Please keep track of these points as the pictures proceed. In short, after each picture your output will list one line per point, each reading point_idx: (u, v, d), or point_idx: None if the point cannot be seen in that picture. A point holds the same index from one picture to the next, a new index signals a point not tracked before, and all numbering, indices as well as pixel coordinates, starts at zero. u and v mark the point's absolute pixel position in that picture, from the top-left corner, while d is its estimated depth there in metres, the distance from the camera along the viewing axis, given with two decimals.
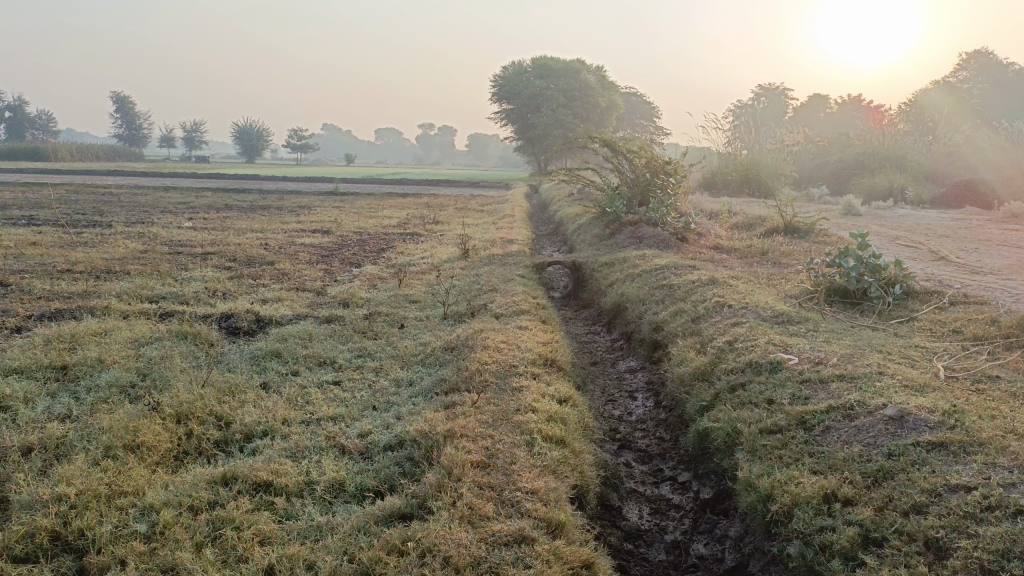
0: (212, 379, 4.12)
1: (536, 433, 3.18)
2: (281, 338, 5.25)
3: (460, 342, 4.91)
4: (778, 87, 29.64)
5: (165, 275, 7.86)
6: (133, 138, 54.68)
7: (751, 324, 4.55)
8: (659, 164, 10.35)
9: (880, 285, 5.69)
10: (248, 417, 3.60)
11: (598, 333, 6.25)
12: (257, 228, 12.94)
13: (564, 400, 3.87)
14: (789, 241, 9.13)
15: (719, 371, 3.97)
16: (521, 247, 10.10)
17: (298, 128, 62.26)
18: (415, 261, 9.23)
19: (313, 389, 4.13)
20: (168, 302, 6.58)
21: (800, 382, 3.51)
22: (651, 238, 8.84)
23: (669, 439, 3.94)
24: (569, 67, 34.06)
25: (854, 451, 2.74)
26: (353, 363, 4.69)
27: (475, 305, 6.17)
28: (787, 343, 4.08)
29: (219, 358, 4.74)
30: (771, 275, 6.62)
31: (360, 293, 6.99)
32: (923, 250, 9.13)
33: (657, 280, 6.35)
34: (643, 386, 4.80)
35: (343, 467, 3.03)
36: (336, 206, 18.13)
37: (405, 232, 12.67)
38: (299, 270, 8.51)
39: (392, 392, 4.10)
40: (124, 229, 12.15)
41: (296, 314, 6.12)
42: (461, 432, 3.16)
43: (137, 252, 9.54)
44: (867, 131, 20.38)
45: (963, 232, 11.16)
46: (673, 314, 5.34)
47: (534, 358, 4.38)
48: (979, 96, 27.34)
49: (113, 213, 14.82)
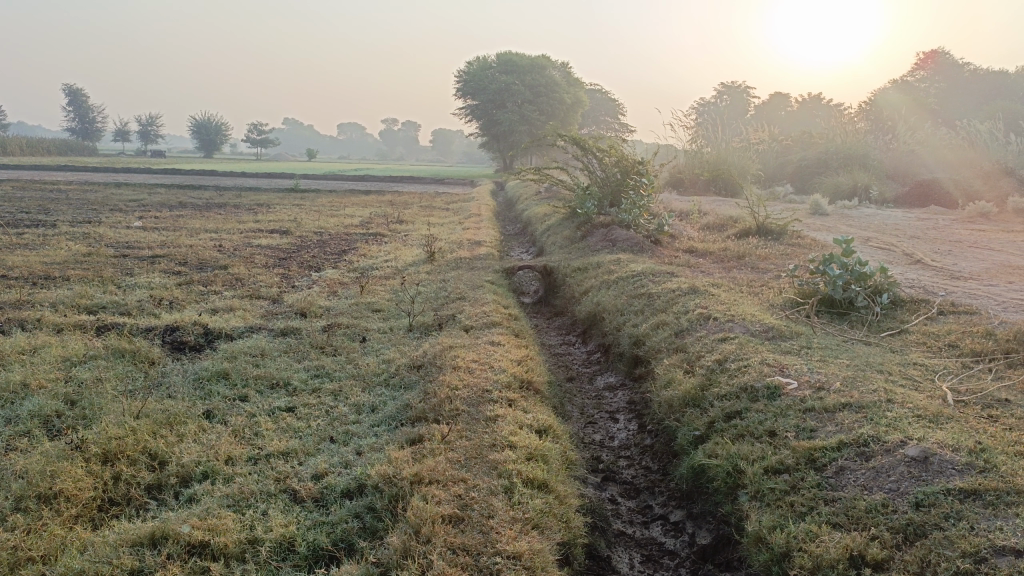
0: (147, 409, 3.67)
1: (515, 476, 2.82)
2: (230, 356, 4.80)
3: (427, 361, 4.51)
4: (741, 84, 29.68)
5: (107, 282, 7.32)
6: (86, 131, 53.01)
7: (740, 341, 4.23)
8: (630, 164, 10.06)
9: (866, 295, 5.42)
10: (186, 456, 3.18)
11: (573, 345, 5.90)
12: (211, 228, 12.35)
13: (543, 430, 3.51)
14: (764, 243, 8.88)
15: (710, 396, 3.64)
16: (489, 249, 9.73)
17: (258, 123, 61.06)
18: (378, 264, 8.79)
19: (262, 419, 3.70)
20: (108, 313, 6.07)
21: (802, 410, 3.20)
22: (624, 241, 8.53)
23: (657, 471, 3.59)
24: (534, 63, 33.74)
25: (876, 500, 2.44)
26: (309, 385, 4.26)
27: (442, 315, 5.78)
28: (783, 364, 3.76)
29: (159, 381, 4.28)
30: (751, 283, 6.34)
31: (319, 302, 6.54)
32: (898, 253, 8.96)
33: (635, 289, 6.01)
34: (625, 406, 4.46)
35: (295, 520, 2.63)
36: (296, 203, 17.55)
37: (368, 232, 12.21)
38: (254, 275, 8.03)
39: (352, 420, 3.70)
40: (68, 229, 11.50)
41: (249, 326, 5.66)
42: (430, 477, 2.79)
43: (80, 255, 8.94)
44: (830, 130, 20.38)
45: (932, 232, 11.08)
46: (654, 327, 5.00)
47: (508, 381, 4.01)
48: (937, 95, 27.71)
49: (58, 211, 14.09)
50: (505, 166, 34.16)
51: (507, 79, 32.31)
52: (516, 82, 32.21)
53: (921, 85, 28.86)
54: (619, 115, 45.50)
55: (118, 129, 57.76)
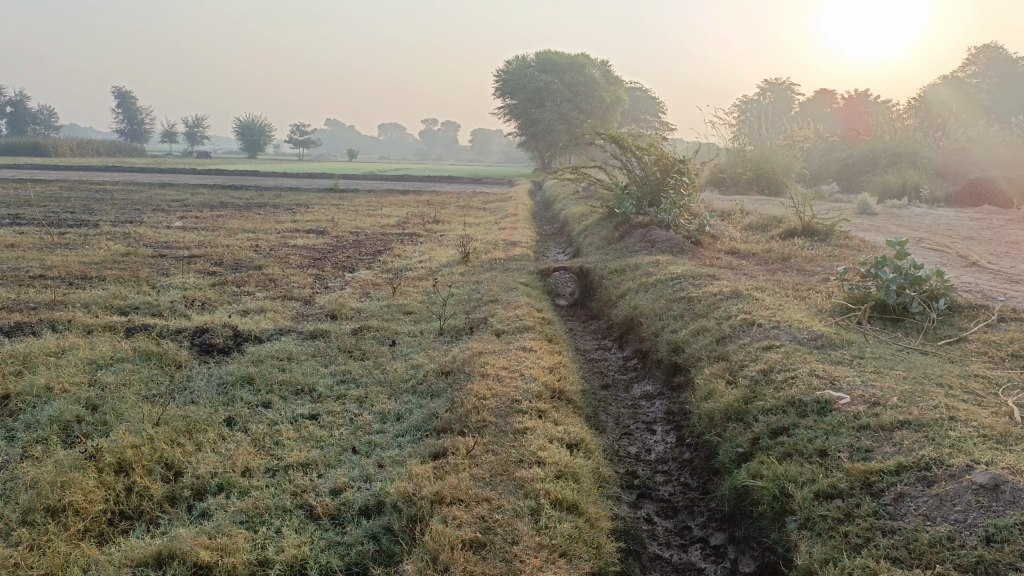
0: (167, 415, 3.58)
1: (543, 497, 2.64)
2: (257, 360, 4.69)
3: (455, 368, 4.35)
4: (785, 81, 29.07)
5: (142, 282, 7.32)
6: (135, 132, 54.20)
7: (787, 349, 3.98)
8: (670, 162, 9.78)
9: (922, 300, 5.11)
10: (202, 467, 3.06)
11: (608, 350, 5.69)
12: (249, 228, 12.38)
13: (576, 443, 3.32)
14: (810, 244, 8.55)
15: (755, 410, 3.41)
16: (525, 250, 9.56)
17: (300, 124, 61.82)
18: (412, 265, 8.67)
19: (284, 427, 3.57)
20: (140, 314, 6.03)
21: (855, 428, 2.96)
22: (663, 242, 8.27)
23: (697, 489, 3.38)
24: (574, 62, 33.47)
25: (941, 533, 2.21)
26: (334, 391, 4.13)
27: (474, 319, 5.63)
28: (833, 375, 3.51)
29: (183, 386, 4.19)
30: (797, 287, 6.05)
31: (350, 303, 6.44)
32: (952, 255, 8.54)
33: (674, 292, 5.78)
34: (662, 417, 4.25)
35: (308, 539, 2.49)
36: (335, 202, 17.60)
37: (404, 232, 12.13)
38: (287, 275, 7.97)
39: (376, 430, 3.55)
40: (110, 229, 11.63)
41: (278, 329, 5.57)
42: (452, 495, 2.63)
43: (119, 255, 9.00)
44: (877, 127, 19.77)
45: (988, 233, 10.58)
46: (694, 333, 4.77)
47: (540, 391, 3.82)
48: (989, 91, 26.80)
49: (102, 211, 14.29)
50: (543, 166, 33.94)
51: (547, 77, 32.11)
52: (554, 81, 31.96)
53: (972, 81, 27.95)
54: (660, 113, 44.89)
55: (164, 131, 58.97)
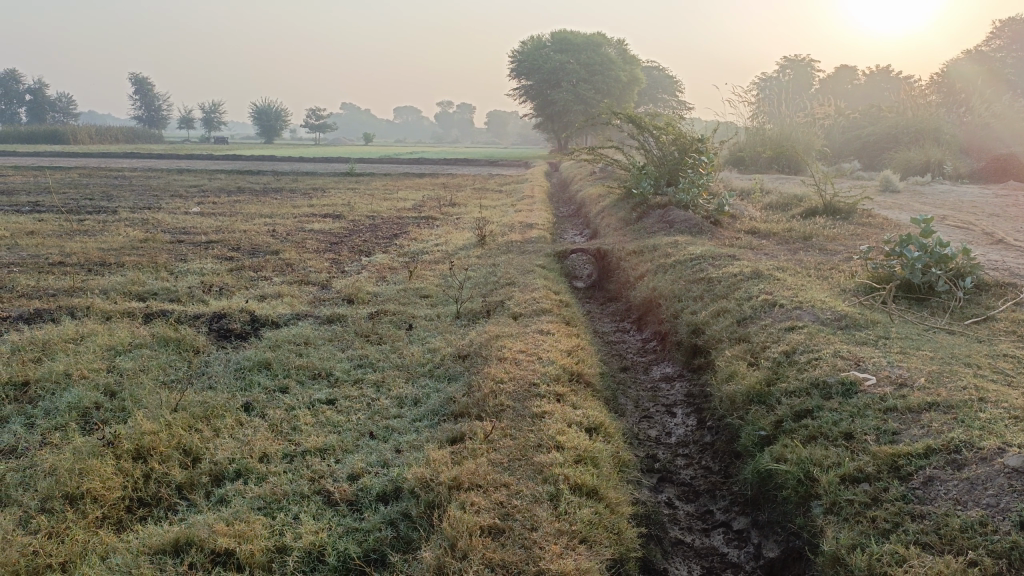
0: (185, 401, 3.58)
1: (562, 482, 2.60)
2: (274, 345, 4.69)
3: (473, 352, 4.32)
4: (804, 58, 28.62)
5: (161, 268, 7.34)
6: (153, 119, 54.48)
7: (810, 330, 3.90)
8: (688, 142, 9.65)
9: (948, 278, 5.00)
10: (219, 453, 3.06)
11: (627, 332, 5.64)
12: (266, 212, 12.41)
13: (595, 427, 3.28)
14: (831, 223, 8.41)
15: (777, 392, 3.35)
16: (542, 232, 9.50)
17: (316, 109, 61.84)
18: (428, 248, 8.64)
19: (301, 412, 3.56)
20: (158, 300, 6.05)
21: (882, 410, 2.89)
22: (682, 222, 8.17)
23: (718, 472, 3.33)
24: (590, 42, 33.15)
25: (972, 518, 2.14)
26: (351, 376, 4.10)
27: (491, 302, 5.58)
28: (858, 357, 3.43)
29: (201, 371, 4.19)
30: (820, 266, 5.95)
31: (367, 287, 6.41)
32: (977, 232, 8.37)
33: (693, 273, 5.70)
34: (683, 400, 4.19)
35: (324, 525, 2.47)
36: (351, 186, 17.59)
37: (420, 216, 12.10)
38: (304, 260, 7.97)
39: (394, 414, 3.53)
40: (128, 215, 11.69)
41: (295, 313, 5.56)
42: (470, 481, 2.60)
43: (138, 241, 9.04)
44: (899, 104, 19.41)
45: (1014, 209, 10.38)
46: (714, 315, 4.70)
47: (558, 374, 3.77)
48: (1014, 66, 26.25)
49: (121, 197, 14.38)
50: (559, 147, 33.73)
51: (562, 58, 31.84)
52: (570, 62, 31.67)
53: (997, 55, 27.38)
54: (677, 92, 44.42)
55: (182, 117, 59.24)
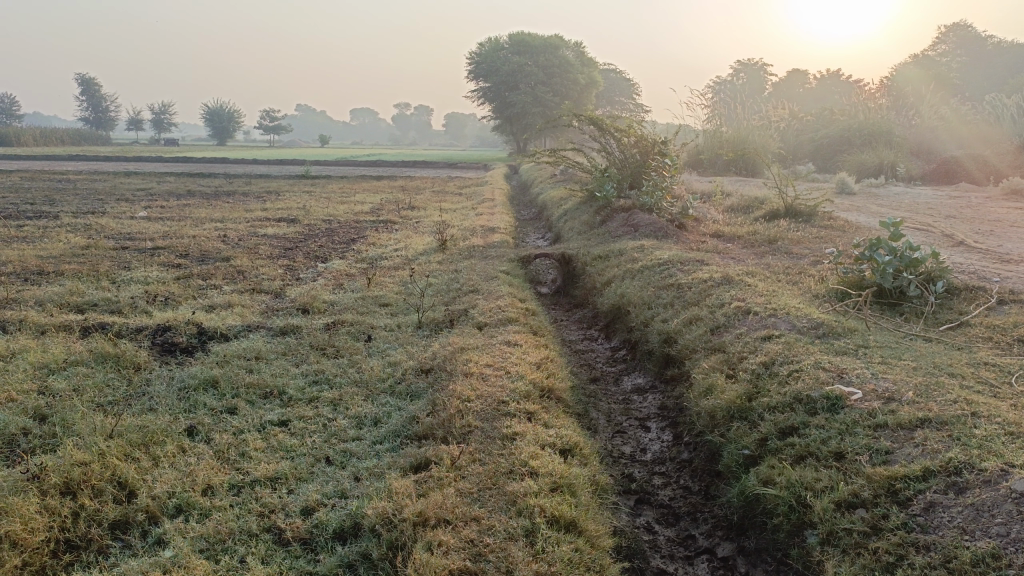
0: (121, 427, 3.27)
1: (538, 515, 2.40)
2: (222, 361, 4.38)
3: (436, 366, 4.08)
4: (758, 61, 28.91)
5: (102, 277, 6.93)
6: (100, 120, 52.89)
7: (788, 339, 3.75)
8: (650, 144, 9.53)
9: (919, 283, 4.90)
10: (158, 486, 2.78)
11: (594, 341, 5.45)
12: (218, 217, 11.97)
13: (569, 449, 3.07)
14: (794, 226, 8.35)
15: (759, 408, 3.19)
16: (504, 236, 9.29)
17: (270, 111, 60.79)
18: (387, 254, 8.35)
19: (251, 435, 3.28)
20: (98, 312, 5.67)
21: (872, 427, 2.74)
22: (646, 226, 8.03)
23: (698, 493, 3.15)
24: (548, 43, 33.08)
25: (983, 549, 1.98)
26: (306, 394, 3.83)
27: (454, 310, 5.35)
28: (841, 368, 3.28)
29: (141, 391, 3.86)
30: (789, 271, 5.83)
31: (323, 296, 6.13)
32: (937, 234, 8.40)
33: (662, 279, 5.54)
34: (656, 413, 4.02)
35: (275, 570, 2.22)
36: (306, 189, 17.17)
37: (378, 219, 11.80)
38: (257, 267, 7.63)
39: (353, 436, 3.28)
40: (70, 220, 11.16)
41: (246, 325, 5.25)
42: (437, 516, 2.38)
43: (79, 248, 8.58)
44: (852, 107, 19.67)
45: (968, 211, 10.50)
46: (687, 323, 4.53)
47: (527, 390, 3.55)
48: (960, 69, 26.86)
49: (63, 202, 13.77)
50: (518, 149, 33.58)
51: (520, 59, 31.71)
52: (528, 64, 31.57)
53: (942, 60, 28.04)
54: (634, 95, 44.63)
55: (131, 118, 57.68)
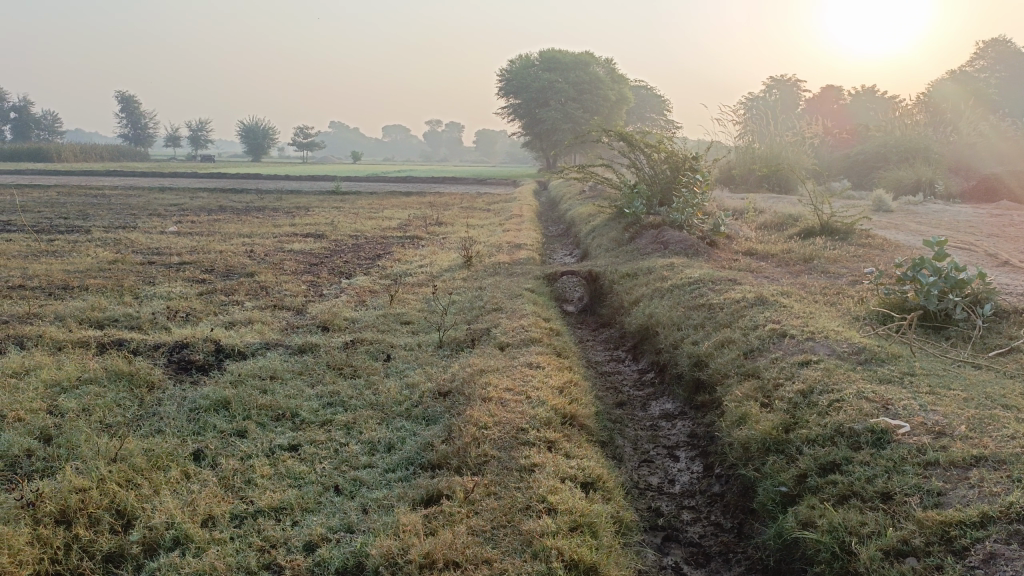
0: (125, 450, 3.15)
1: (554, 559, 2.22)
2: (236, 380, 4.26)
3: (455, 389, 3.92)
4: (791, 78, 28.55)
5: (125, 292, 6.90)
6: (138, 137, 53.96)
7: (827, 365, 3.53)
8: (681, 160, 9.33)
9: (965, 305, 4.63)
10: (156, 516, 2.64)
11: (621, 362, 5.26)
12: (245, 232, 11.99)
13: (591, 482, 2.88)
14: (830, 244, 8.08)
15: (797, 441, 2.97)
16: (530, 252, 9.14)
17: (303, 128, 61.57)
18: (412, 270, 8.24)
19: (259, 461, 3.14)
20: (117, 328, 5.61)
21: (921, 465, 2.52)
22: (676, 244, 7.81)
23: (731, 532, 2.94)
24: (578, 59, 33.05)
25: None
26: (318, 416, 3.68)
27: (476, 329, 5.20)
28: (886, 398, 3.05)
29: (151, 412, 3.75)
30: (826, 291, 5.58)
31: (344, 313, 6.01)
32: (981, 253, 8.06)
33: (692, 299, 5.33)
34: (685, 442, 3.81)
35: None
36: (335, 205, 17.21)
37: (405, 235, 11.71)
38: (280, 282, 7.55)
39: (364, 463, 3.12)
40: (101, 235, 11.24)
41: (264, 342, 5.14)
42: (446, 558, 2.21)
43: (106, 262, 8.59)
44: (887, 123, 19.26)
45: (1013, 229, 10.11)
46: (718, 345, 4.32)
47: (549, 417, 3.37)
48: (999, 85, 26.25)
49: (96, 216, 13.91)
50: (547, 165, 33.49)
51: (550, 76, 31.70)
52: (558, 81, 31.55)
53: (982, 75, 27.46)
54: (665, 112, 44.41)
55: (168, 135, 58.75)
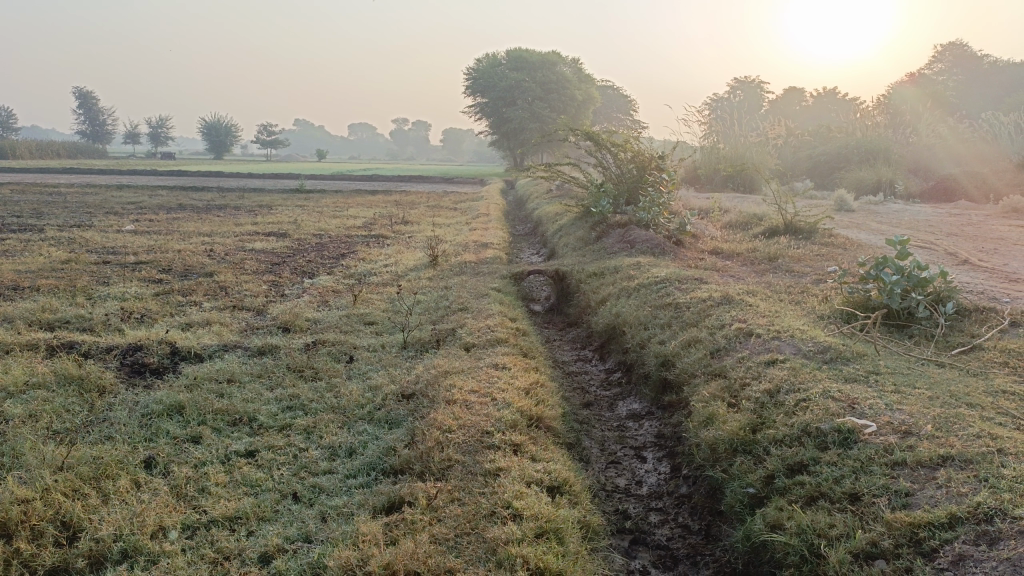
0: (72, 458, 3.01)
1: (519, 567, 2.15)
2: (192, 384, 4.12)
3: (418, 391, 3.84)
4: (754, 79, 28.85)
5: (78, 293, 6.67)
6: (96, 134, 52.70)
7: (793, 365, 3.51)
8: (647, 159, 9.32)
9: (928, 303, 4.67)
10: (103, 528, 2.52)
11: (588, 362, 5.21)
12: (206, 231, 11.73)
13: (558, 486, 2.82)
14: (795, 243, 8.13)
15: (764, 441, 2.94)
16: (497, 251, 9.07)
17: (268, 126, 60.73)
18: (377, 270, 8.11)
19: (214, 468, 3.03)
20: (68, 330, 5.42)
21: (889, 465, 2.50)
22: (643, 243, 7.80)
23: (698, 534, 2.90)
24: (545, 58, 33.06)
25: None
26: (277, 421, 3.57)
27: (441, 330, 5.11)
28: (852, 398, 3.03)
29: (101, 418, 3.60)
30: (791, 290, 5.60)
31: (306, 314, 5.87)
32: (941, 253, 8.18)
33: (659, 298, 5.30)
34: (652, 442, 3.77)
35: None
36: (299, 204, 16.95)
37: (370, 234, 11.56)
38: (240, 282, 7.37)
39: (323, 469, 3.02)
40: (55, 234, 10.90)
41: (223, 344, 5.00)
42: (407, 568, 2.13)
43: (60, 262, 8.32)
44: (848, 124, 19.54)
45: (970, 228, 10.29)
46: (685, 345, 4.29)
47: (515, 419, 3.30)
48: (956, 88, 26.82)
49: (50, 215, 13.50)
50: (514, 164, 33.44)
51: (517, 75, 31.65)
52: (525, 80, 31.52)
53: (939, 78, 28.04)
54: (631, 112, 44.64)
55: (128, 132, 57.52)
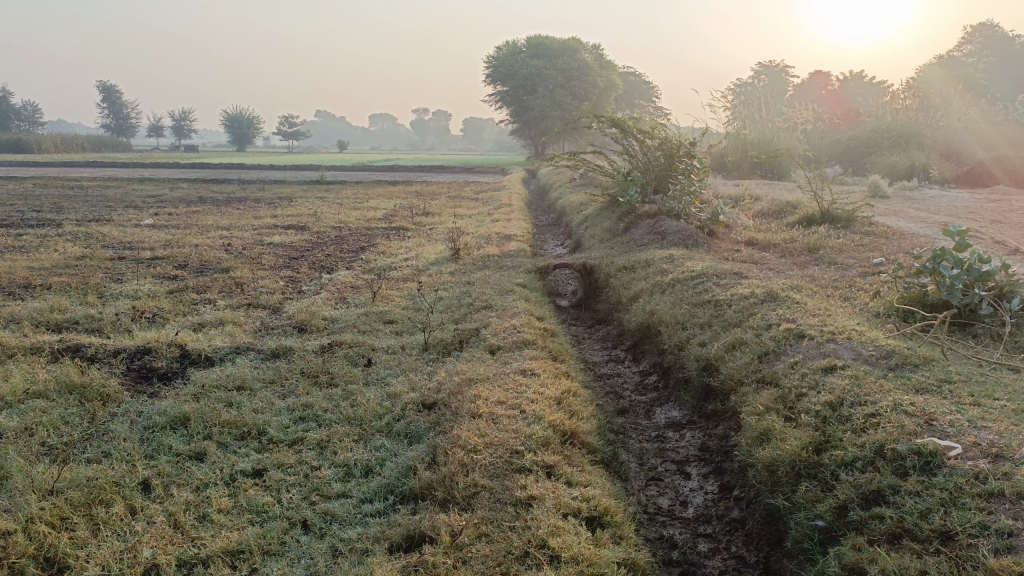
0: (63, 481, 2.74)
1: None
2: (199, 392, 3.85)
3: (440, 402, 3.54)
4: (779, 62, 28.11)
5: (89, 291, 6.46)
6: (121, 128, 53.04)
7: (855, 373, 3.16)
8: (675, 146, 8.92)
9: (992, 299, 4.27)
10: (89, 566, 2.25)
11: (620, 364, 4.88)
12: (224, 224, 11.49)
13: (598, 516, 2.51)
14: (833, 232, 7.72)
15: (831, 464, 2.62)
16: (521, 244, 8.74)
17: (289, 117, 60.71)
18: (397, 264, 7.82)
19: (219, 490, 2.75)
20: (76, 332, 5.17)
21: (983, 497, 2.16)
22: (674, 234, 7.44)
23: (755, 567, 2.59)
24: (566, 45, 32.53)
25: None
26: (289, 433, 3.29)
27: (464, 330, 4.81)
28: (928, 412, 2.67)
29: (102, 431, 3.34)
30: (837, 285, 5.21)
31: (323, 312, 5.59)
32: (989, 241, 7.72)
33: (697, 294, 4.95)
34: (696, 456, 3.45)
35: None
36: (319, 195, 16.71)
37: (391, 226, 11.26)
38: (256, 279, 7.12)
39: (336, 493, 2.73)
40: (72, 228, 10.72)
41: (234, 347, 4.72)
42: None
43: (74, 259, 8.11)
44: (878, 108, 18.96)
45: (1016, 214, 9.79)
46: (728, 348, 3.94)
47: (547, 436, 3.00)
48: (987, 71, 26.01)
49: (70, 209, 13.36)
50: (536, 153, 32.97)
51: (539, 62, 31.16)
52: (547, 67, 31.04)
53: (970, 60, 27.22)
54: (653, 98, 43.93)
55: (152, 126, 57.78)
